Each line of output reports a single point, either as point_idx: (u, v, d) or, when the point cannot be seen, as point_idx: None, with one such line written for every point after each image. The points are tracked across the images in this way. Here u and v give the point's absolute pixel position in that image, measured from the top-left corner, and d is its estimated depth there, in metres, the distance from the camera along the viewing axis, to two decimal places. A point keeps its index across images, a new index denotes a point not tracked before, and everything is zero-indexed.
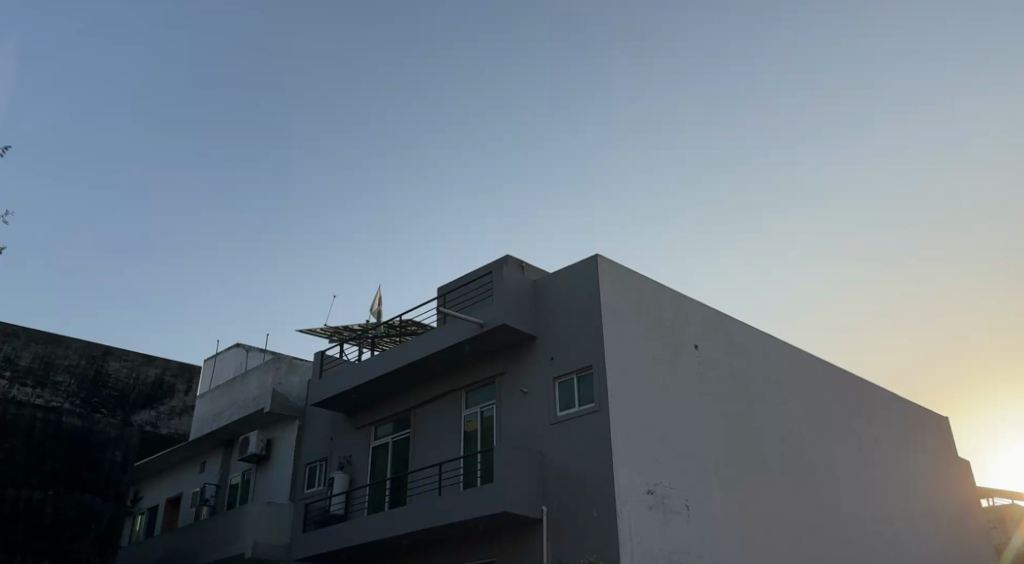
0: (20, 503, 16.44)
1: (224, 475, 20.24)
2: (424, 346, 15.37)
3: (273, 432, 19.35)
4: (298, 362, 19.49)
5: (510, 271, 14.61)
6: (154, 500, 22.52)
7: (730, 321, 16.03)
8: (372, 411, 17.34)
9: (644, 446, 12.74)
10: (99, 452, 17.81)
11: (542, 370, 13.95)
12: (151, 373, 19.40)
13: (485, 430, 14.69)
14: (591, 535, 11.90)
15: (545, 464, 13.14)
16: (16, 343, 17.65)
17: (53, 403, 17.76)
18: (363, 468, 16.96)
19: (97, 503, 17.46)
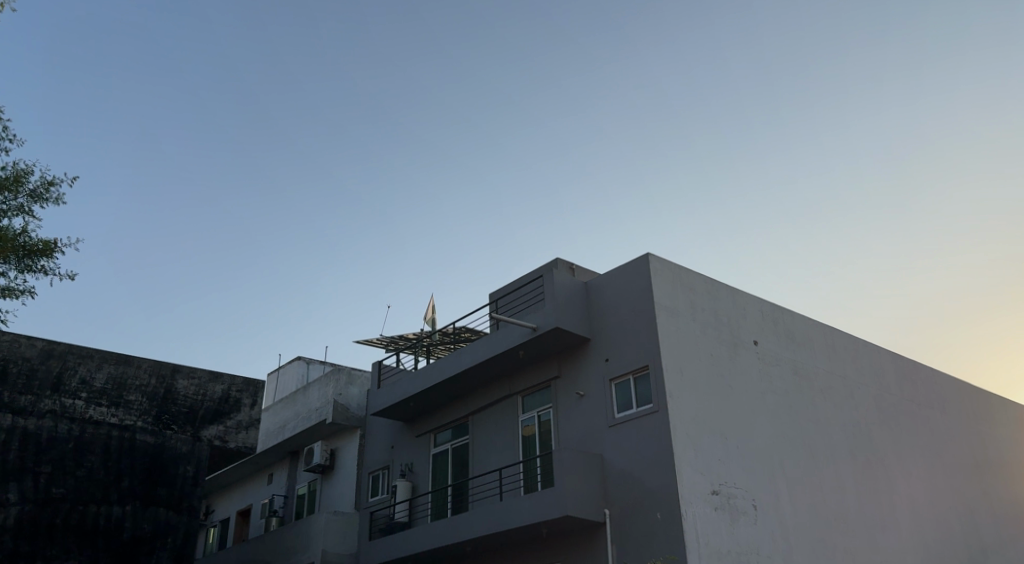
0: (100, 519, 17.21)
1: (291, 486, 20.71)
2: (478, 353, 15.53)
3: (336, 442, 19.72)
4: (357, 373, 19.75)
5: (560, 273, 14.64)
6: (225, 512, 23.15)
7: (790, 314, 15.78)
8: (430, 419, 17.56)
9: (706, 446, 12.64)
10: (172, 467, 18.60)
11: (598, 372, 13.95)
12: (218, 389, 19.96)
13: (544, 433, 14.75)
14: (657, 538, 11.86)
15: (605, 466, 13.14)
16: (90, 365, 18.32)
17: (128, 421, 18.35)
18: (424, 476, 17.18)
19: (171, 517, 18.18)
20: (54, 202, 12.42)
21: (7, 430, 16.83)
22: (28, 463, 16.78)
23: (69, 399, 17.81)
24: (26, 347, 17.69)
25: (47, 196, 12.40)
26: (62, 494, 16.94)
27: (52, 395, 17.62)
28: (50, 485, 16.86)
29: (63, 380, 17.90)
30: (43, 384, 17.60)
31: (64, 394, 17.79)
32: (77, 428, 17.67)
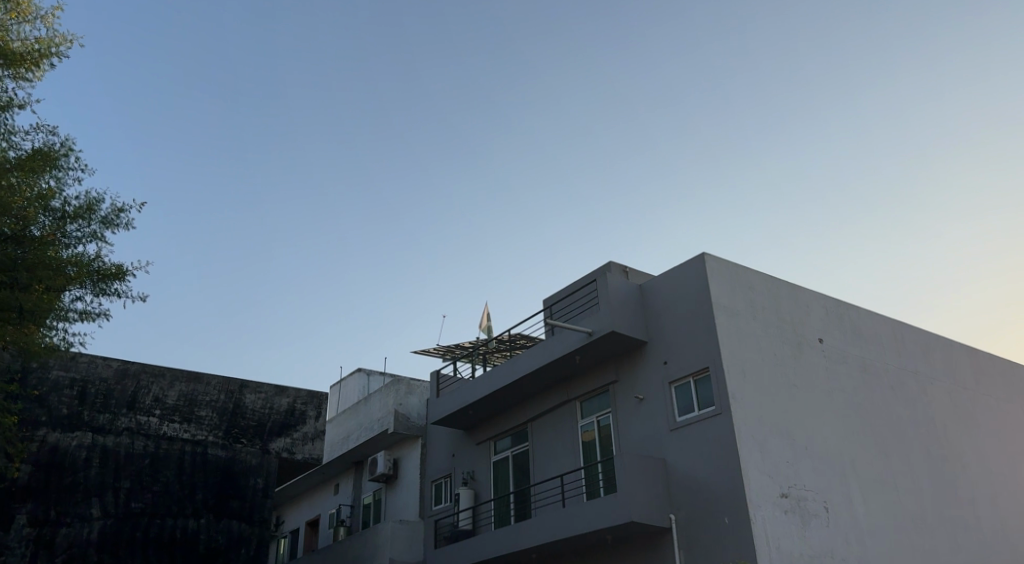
0: (177, 532, 17.80)
1: (357, 496, 21.06)
2: (535, 359, 15.60)
3: (398, 452, 19.99)
4: (416, 383, 20.01)
5: (614, 277, 14.62)
6: (295, 523, 23.66)
7: (855, 310, 15.46)
8: (490, 427, 17.68)
9: (774, 447, 12.47)
10: (243, 480, 19.14)
11: (656, 375, 13.88)
12: (284, 402, 20.48)
13: (604, 438, 14.72)
14: (726, 542, 11.73)
15: (669, 471, 13.06)
16: (163, 383, 19.00)
17: (199, 436, 18.96)
18: (486, 484, 17.30)
19: (245, 528, 18.68)
20: (124, 228, 12.87)
21: (87, 447, 17.53)
22: (108, 478, 17.44)
23: (144, 416, 18.47)
24: (102, 367, 18.43)
25: (116, 222, 12.86)
26: (141, 508, 17.55)
27: (128, 413, 18.32)
28: (129, 499, 17.49)
29: (138, 398, 18.59)
30: (119, 403, 18.30)
31: (139, 412, 18.47)
32: (152, 444, 18.31)
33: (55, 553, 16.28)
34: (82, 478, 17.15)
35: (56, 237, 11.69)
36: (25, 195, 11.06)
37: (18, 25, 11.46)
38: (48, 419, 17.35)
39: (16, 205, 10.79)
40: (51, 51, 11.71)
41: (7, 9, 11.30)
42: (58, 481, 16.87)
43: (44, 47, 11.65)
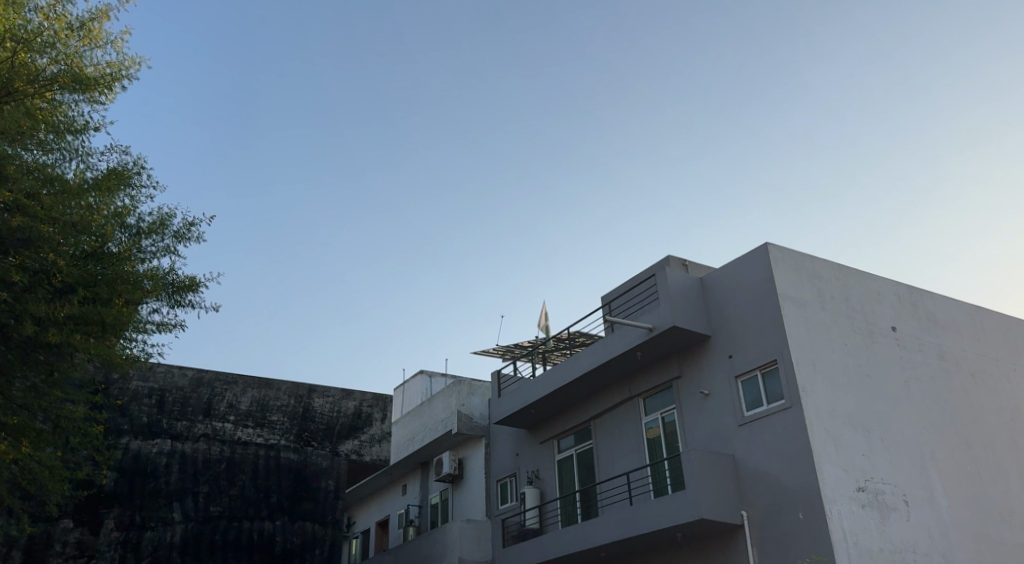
0: (254, 533, 18.38)
1: (425, 496, 21.37)
2: (596, 356, 15.58)
3: (463, 452, 20.20)
4: (477, 384, 20.18)
5: (674, 271, 14.48)
6: (365, 523, 24.11)
7: (928, 297, 15.02)
8: (553, 425, 17.72)
9: (848, 440, 12.22)
10: (315, 482, 19.65)
11: (722, 369, 13.73)
12: (350, 405, 20.97)
13: (669, 435, 14.62)
14: (801, 538, 11.54)
15: (738, 467, 12.91)
16: (236, 390, 19.63)
17: (272, 440, 19.52)
18: (552, 482, 17.36)
19: (318, 530, 19.16)
20: (196, 241, 13.32)
21: (168, 454, 18.19)
22: (188, 484, 18.07)
23: (219, 422, 19.10)
24: (179, 376, 19.14)
25: (188, 236, 13.33)
26: (220, 512, 18.15)
27: (205, 419, 18.96)
28: (208, 503, 18.10)
29: (213, 405, 19.24)
30: (196, 410, 18.96)
31: (214, 418, 19.10)
32: (228, 449, 18.91)
33: (141, 556, 16.95)
34: (164, 484, 17.82)
35: (132, 251, 12.04)
36: (104, 213, 11.26)
37: (91, 51, 11.92)
38: (130, 427, 18.07)
39: (96, 223, 11.00)
40: (122, 74, 12.19)
41: (81, 36, 11.67)
42: (141, 487, 17.55)
43: (115, 71, 12.16)
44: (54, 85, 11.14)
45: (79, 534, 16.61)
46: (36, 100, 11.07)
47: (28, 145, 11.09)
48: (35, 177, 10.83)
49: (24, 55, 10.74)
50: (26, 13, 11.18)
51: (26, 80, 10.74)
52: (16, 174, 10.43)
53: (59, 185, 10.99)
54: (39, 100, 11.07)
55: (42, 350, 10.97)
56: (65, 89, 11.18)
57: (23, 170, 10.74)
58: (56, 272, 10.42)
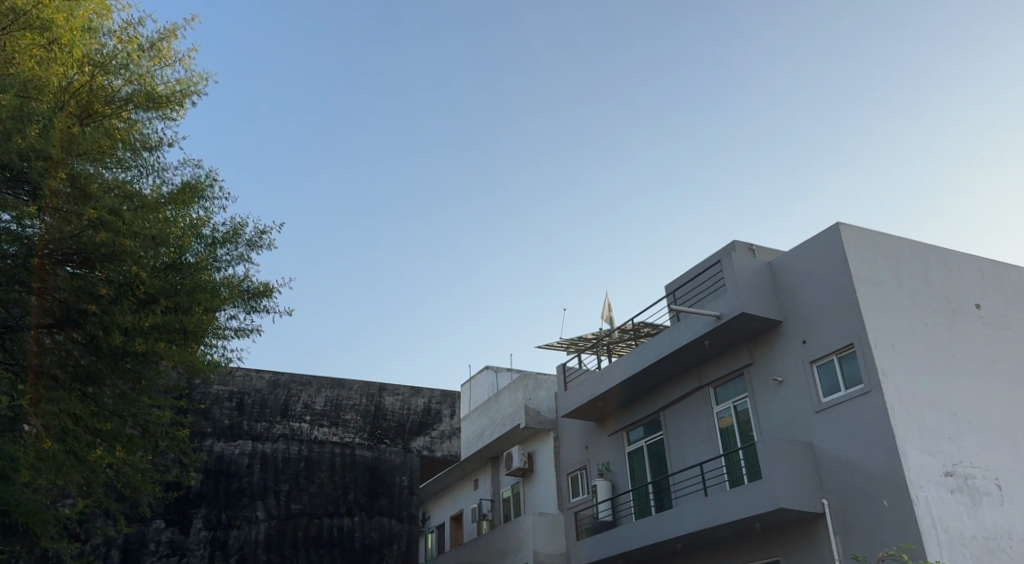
0: (334, 529, 18.76)
1: (496, 490, 21.56)
2: (662, 346, 15.45)
3: (533, 445, 20.31)
4: (543, 377, 20.27)
5: (741, 257, 14.26)
6: (440, 518, 24.48)
7: (1014, 271, 14.42)
8: (622, 417, 17.64)
9: (933, 424, 11.86)
10: (390, 478, 20.00)
11: (796, 355, 13.46)
12: (420, 402, 21.30)
13: (743, 424, 14.42)
14: (886, 526, 11.26)
15: (817, 454, 12.65)
16: (310, 391, 20.20)
17: (347, 438, 19.98)
18: (623, 474, 17.29)
19: (394, 525, 19.45)
20: (267, 248, 13.61)
21: (250, 454, 18.80)
22: (269, 483, 18.64)
23: (296, 422, 19.65)
24: (256, 379, 19.78)
25: (260, 243, 13.64)
26: (300, 509, 18.65)
27: (283, 420, 19.53)
28: (289, 501, 18.63)
29: (290, 406, 19.81)
30: (274, 411, 19.55)
31: (292, 419, 19.65)
32: (305, 448, 19.44)
33: (229, 554, 17.57)
34: (247, 483, 18.42)
35: (209, 261, 12.23)
36: (180, 224, 11.70)
37: (161, 69, 12.27)
38: (213, 429, 18.75)
39: (174, 234, 11.33)
40: (191, 90, 12.55)
41: (151, 56, 12.11)
42: (226, 487, 18.18)
43: (184, 87, 12.52)
44: (128, 104, 11.70)
45: (171, 534, 17.31)
46: (114, 119, 11.52)
47: (109, 164, 11.35)
48: (116, 195, 11.05)
49: (100, 78, 11.21)
50: (101, 37, 11.69)
51: (105, 103, 11.35)
52: (99, 192, 10.70)
53: (138, 201, 11.25)
54: (116, 120, 11.53)
55: (130, 358, 11.37)
56: (139, 108, 11.77)
57: (105, 188, 10.94)
58: (140, 284, 10.69)
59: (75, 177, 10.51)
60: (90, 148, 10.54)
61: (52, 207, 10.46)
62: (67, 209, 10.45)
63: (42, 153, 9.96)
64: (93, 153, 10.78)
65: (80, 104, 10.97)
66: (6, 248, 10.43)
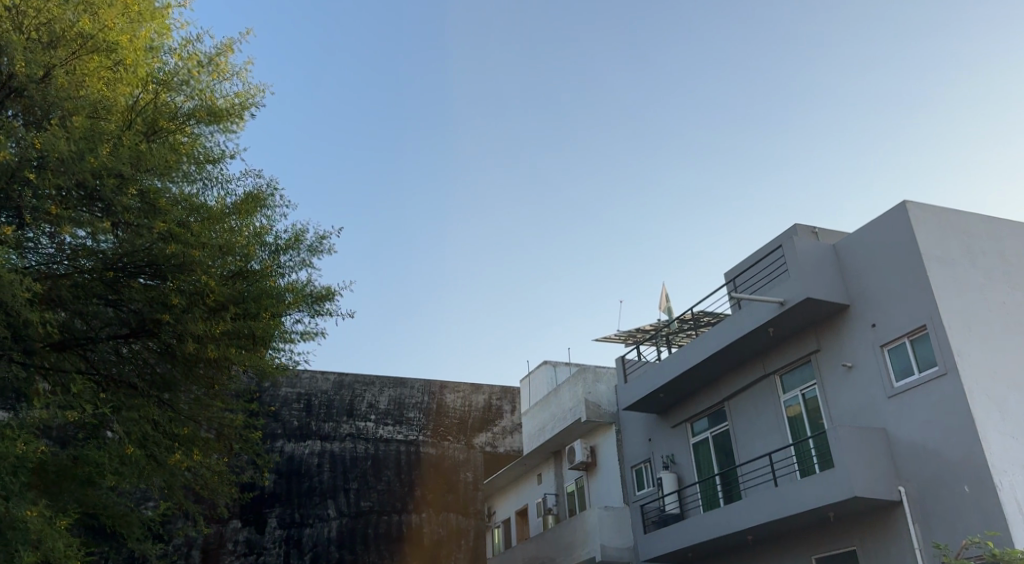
0: (404, 525, 19.04)
1: (560, 484, 21.58)
2: (724, 335, 15.21)
3: (595, 439, 20.26)
4: (602, 370, 20.18)
5: (803, 240, 13.94)
6: (505, 513, 24.62)
7: None
8: (685, 409, 17.47)
9: (1015, 406, 11.45)
10: (455, 474, 20.22)
11: (865, 339, 13.13)
12: (480, 399, 21.45)
13: (812, 412, 14.13)
14: (969, 513, 10.91)
15: (891, 441, 12.33)
16: (374, 390, 20.51)
17: (412, 436, 20.23)
18: (688, 466, 17.12)
19: (461, 520, 19.67)
20: (328, 253, 13.67)
21: (319, 454, 19.21)
22: (339, 481, 19.02)
23: (362, 421, 19.99)
24: (322, 381, 20.18)
25: (321, 248, 13.71)
26: (370, 506, 18.97)
27: (349, 419, 19.90)
28: (359, 499, 18.97)
29: (355, 406, 20.16)
30: (340, 411, 19.93)
31: (357, 418, 20.00)
32: (372, 447, 19.76)
33: (304, 551, 17.99)
34: (318, 482, 18.84)
35: (274, 268, 12.42)
36: (245, 234, 11.98)
37: (220, 84, 12.52)
38: (283, 431, 19.23)
39: (240, 243, 11.62)
40: (249, 102, 12.79)
41: (210, 71, 12.35)
42: (298, 487, 18.64)
43: (243, 100, 12.77)
44: (190, 119, 11.99)
45: (248, 533, 17.81)
46: (178, 134, 11.82)
47: (175, 178, 11.60)
48: (184, 208, 11.39)
49: (163, 95, 11.51)
50: (163, 55, 12.01)
51: (169, 119, 11.63)
52: (167, 205, 11.04)
53: (204, 212, 11.58)
54: (180, 135, 11.83)
55: (203, 365, 11.78)
56: (201, 122, 12.07)
57: (173, 202, 11.27)
58: (210, 292, 11.07)
59: (144, 193, 10.80)
60: (159, 163, 10.86)
61: (125, 221, 10.73)
62: (139, 223, 10.70)
63: (114, 170, 10.32)
64: (161, 169, 11.07)
65: (146, 121, 11.30)
66: (81, 262, 10.70)
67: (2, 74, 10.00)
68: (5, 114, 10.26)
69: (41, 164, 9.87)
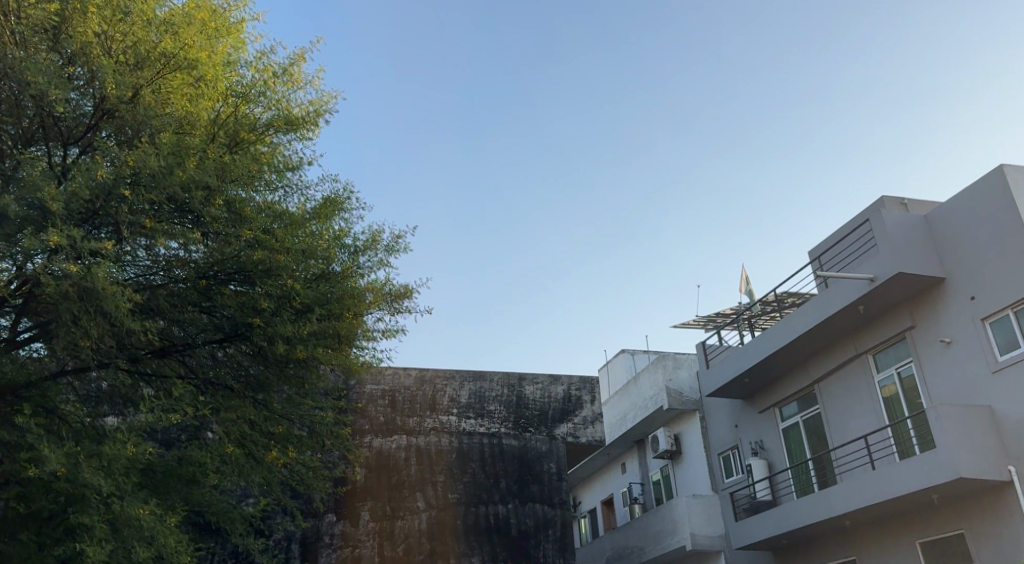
0: (491, 517, 19.22)
1: (646, 473, 21.42)
2: (810, 316, 14.76)
3: (678, 426, 20.02)
4: (683, 356, 19.90)
5: (892, 212, 13.39)
6: (591, 503, 24.58)
7: None
8: (772, 393, 17.06)
9: None
10: (538, 465, 20.26)
11: (963, 313, 12.56)
12: (560, 390, 21.41)
13: (909, 391, 13.60)
14: None
15: (997, 418, 11.77)
16: (455, 384, 20.75)
17: (494, 428, 20.41)
18: (778, 451, 16.73)
19: (548, 511, 19.66)
20: (405, 252, 13.79)
21: (405, 448, 19.59)
22: (426, 475, 19.36)
23: (445, 415, 20.27)
24: (404, 376, 20.53)
25: (397, 247, 13.85)
26: (457, 498, 19.25)
27: (432, 414, 20.21)
28: (446, 491, 19.26)
29: (437, 400, 20.45)
30: (423, 406, 20.26)
31: (440, 412, 20.30)
32: (456, 440, 20.03)
33: (397, 543, 18.37)
34: (406, 476, 19.21)
35: (355, 269, 12.61)
36: (326, 237, 12.20)
37: (295, 93, 12.54)
38: (371, 426, 19.68)
39: (321, 247, 11.88)
40: (324, 109, 12.98)
41: (285, 81, 12.50)
42: (388, 481, 19.05)
43: (318, 107, 12.96)
44: (268, 129, 12.26)
45: (342, 527, 18.29)
46: (259, 144, 12.11)
47: (258, 187, 11.89)
48: (268, 215, 11.59)
49: (242, 107, 11.81)
50: (240, 69, 12.30)
51: (249, 130, 11.92)
52: (253, 213, 11.34)
53: (286, 219, 11.71)
54: (261, 145, 12.12)
55: (293, 365, 12.09)
56: (279, 132, 12.33)
57: (258, 210, 11.50)
58: (296, 295, 11.44)
59: (230, 203, 11.17)
60: (243, 173, 11.19)
61: (214, 231, 11.15)
62: (227, 232, 11.09)
63: (201, 183, 10.68)
64: (244, 178, 11.38)
65: (228, 133, 11.67)
66: (176, 272, 11.14)
67: (96, 98, 10.59)
68: (99, 134, 10.77)
69: (134, 181, 10.34)
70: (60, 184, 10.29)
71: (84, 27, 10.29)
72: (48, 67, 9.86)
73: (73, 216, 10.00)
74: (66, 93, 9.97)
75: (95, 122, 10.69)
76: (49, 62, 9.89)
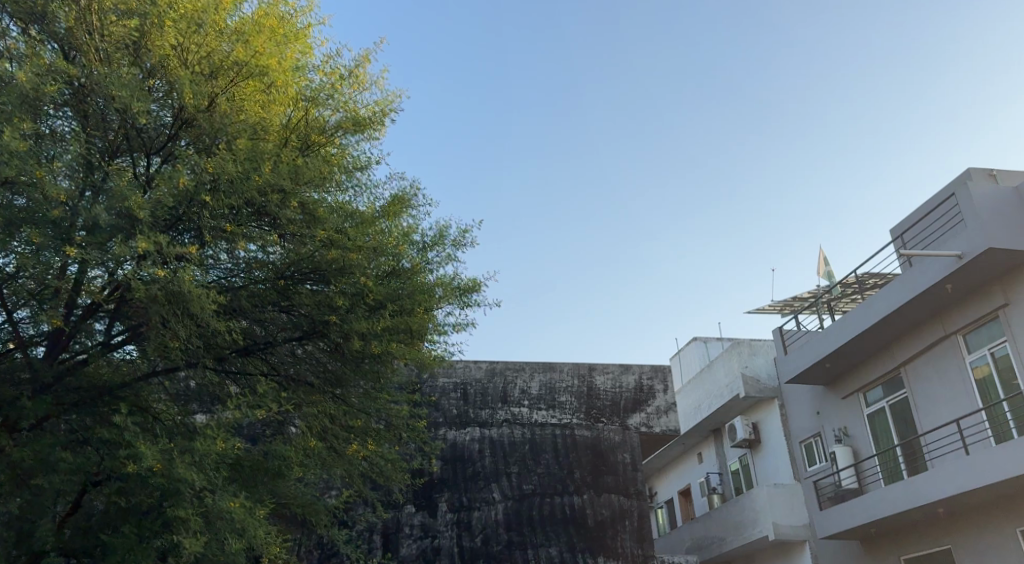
0: (567, 507, 19.23)
1: (723, 463, 21.11)
2: (894, 296, 14.26)
3: (756, 414, 19.65)
4: (759, 343, 19.51)
5: (980, 185, 12.82)
6: (667, 493, 24.38)
7: None
8: (855, 378, 16.56)
9: None
10: (612, 455, 20.17)
11: None
12: (631, 379, 21.23)
13: (1004, 372, 13.02)
14: None
15: None
16: (525, 376, 20.88)
17: (566, 419, 20.44)
18: (863, 438, 16.24)
19: (624, 501, 19.53)
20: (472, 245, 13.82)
21: (479, 440, 19.80)
22: (501, 466, 19.52)
23: (517, 407, 20.42)
24: (476, 369, 20.76)
25: (464, 242, 13.86)
26: (532, 489, 19.34)
27: (504, 406, 20.38)
28: (521, 482, 19.39)
29: (508, 392, 20.63)
30: (495, 398, 20.45)
31: (512, 404, 20.45)
32: (528, 431, 20.14)
33: (475, 533, 18.58)
34: (481, 467, 19.42)
35: (424, 265, 12.75)
36: (396, 235, 12.36)
37: (361, 94, 12.82)
38: (445, 419, 19.97)
39: (391, 244, 12.08)
40: (389, 109, 13.11)
41: (351, 83, 12.72)
42: (463, 472, 19.30)
43: (383, 107, 13.10)
44: (337, 130, 12.40)
45: (421, 517, 18.65)
46: (328, 146, 12.35)
47: (329, 189, 12.14)
48: (339, 215, 11.82)
49: (311, 110, 12.01)
50: (308, 73, 12.55)
51: (319, 133, 12.18)
52: (325, 213, 11.59)
53: (356, 218, 11.85)
54: (330, 147, 12.36)
55: (369, 360, 12.32)
56: (347, 133, 12.47)
57: (330, 210, 11.78)
58: (369, 292, 11.66)
59: (305, 204, 11.43)
60: (315, 175, 11.43)
61: (290, 232, 11.47)
62: (303, 232, 11.38)
63: (277, 186, 11.01)
64: (317, 180, 11.63)
65: (300, 137, 11.97)
66: (255, 274, 11.53)
67: (174, 108, 10.97)
68: (179, 144, 11.17)
69: (214, 186, 10.69)
70: (145, 192, 10.73)
71: (161, 41, 10.77)
72: (131, 81, 10.31)
73: (160, 223, 10.44)
74: (147, 104, 10.37)
75: (174, 131, 11.08)
76: (130, 75, 10.32)
